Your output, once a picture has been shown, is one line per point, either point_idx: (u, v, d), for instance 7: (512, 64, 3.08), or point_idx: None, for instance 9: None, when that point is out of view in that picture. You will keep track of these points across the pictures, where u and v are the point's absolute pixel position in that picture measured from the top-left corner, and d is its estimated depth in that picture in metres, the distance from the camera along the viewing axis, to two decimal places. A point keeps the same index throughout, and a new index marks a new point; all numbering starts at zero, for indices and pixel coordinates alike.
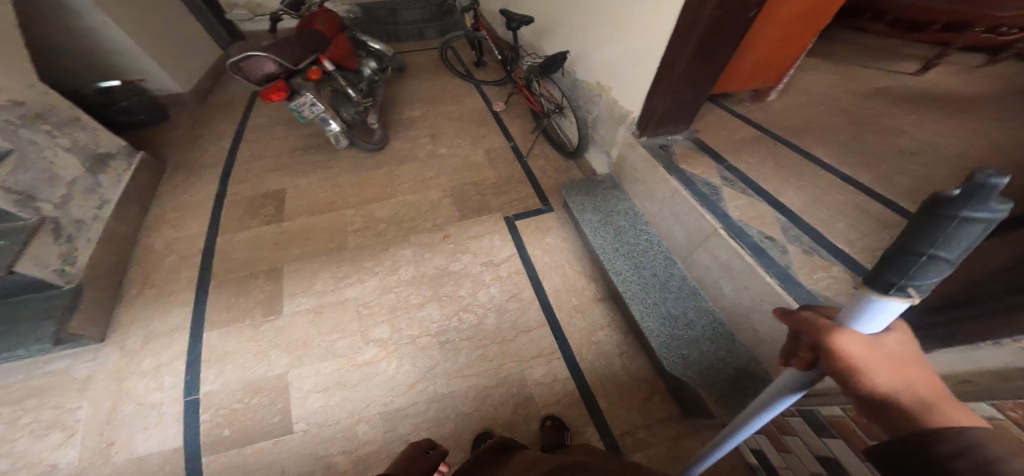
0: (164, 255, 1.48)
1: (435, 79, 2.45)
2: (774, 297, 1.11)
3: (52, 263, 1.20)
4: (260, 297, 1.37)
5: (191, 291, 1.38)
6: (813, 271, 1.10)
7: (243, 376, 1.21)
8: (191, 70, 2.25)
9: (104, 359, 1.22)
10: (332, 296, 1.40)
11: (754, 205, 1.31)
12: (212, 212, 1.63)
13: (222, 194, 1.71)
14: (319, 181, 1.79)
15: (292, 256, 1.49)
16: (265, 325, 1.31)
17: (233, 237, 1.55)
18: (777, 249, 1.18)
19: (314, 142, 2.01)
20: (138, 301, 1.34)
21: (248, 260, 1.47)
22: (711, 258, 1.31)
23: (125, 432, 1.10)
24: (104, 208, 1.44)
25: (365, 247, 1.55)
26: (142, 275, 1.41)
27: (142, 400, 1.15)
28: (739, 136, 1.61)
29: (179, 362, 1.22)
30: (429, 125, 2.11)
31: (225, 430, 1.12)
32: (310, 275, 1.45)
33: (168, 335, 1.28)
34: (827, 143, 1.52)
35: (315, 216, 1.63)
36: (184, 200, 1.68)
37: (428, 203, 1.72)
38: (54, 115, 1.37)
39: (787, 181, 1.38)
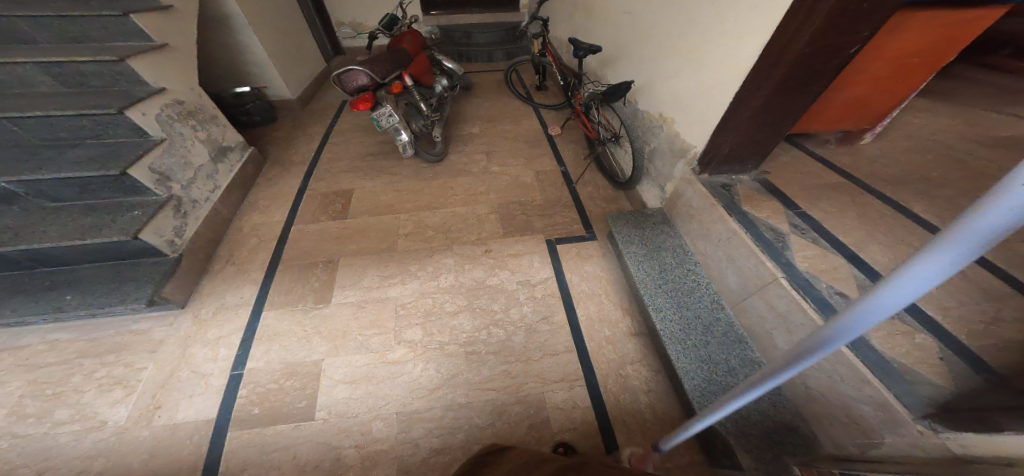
0: (249, 236, 1.66)
1: (497, 99, 2.55)
2: (837, 355, 0.96)
3: (166, 234, 1.42)
4: (316, 285, 1.50)
5: (262, 272, 1.53)
6: (890, 332, 0.94)
7: (286, 357, 1.32)
8: (301, 80, 2.56)
9: (179, 325, 1.39)
10: (376, 293, 1.48)
11: (828, 258, 1.20)
12: (292, 203, 1.82)
13: (303, 189, 1.89)
14: (383, 184, 1.93)
15: (348, 251, 1.61)
16: (314, 311, 1.43)
17: (304, 227, 1.70)
18: (849, 308, 1.06)
19: (384, 150, 2.18)
20: (221, 275, 1.52)
21: (313, 249, 1.62)
22: (767, 307, 1.22)
23: (171, 399, 1.23)
24: (215, 192, 1.66)
25: (411, 251, 1.63)
26: (228, 252, 1.60)
27: (196, 368, 1.29)
28: (819, 181, 1.49)
29: (236, 337, 1.36)
30: (486, 142, 2.19)
31: (254, 408, 1.22)
32: (360, 270, 1.55)
33: (234, 308, 1.43)
34: (932, 197, 1.35)
35: (373, 216, 1.75)
36: (272, 190, 1.88)
37: (475, 216, 1.78)
38: (202, 113, 1.64)
39: (871, 236, 1.25)
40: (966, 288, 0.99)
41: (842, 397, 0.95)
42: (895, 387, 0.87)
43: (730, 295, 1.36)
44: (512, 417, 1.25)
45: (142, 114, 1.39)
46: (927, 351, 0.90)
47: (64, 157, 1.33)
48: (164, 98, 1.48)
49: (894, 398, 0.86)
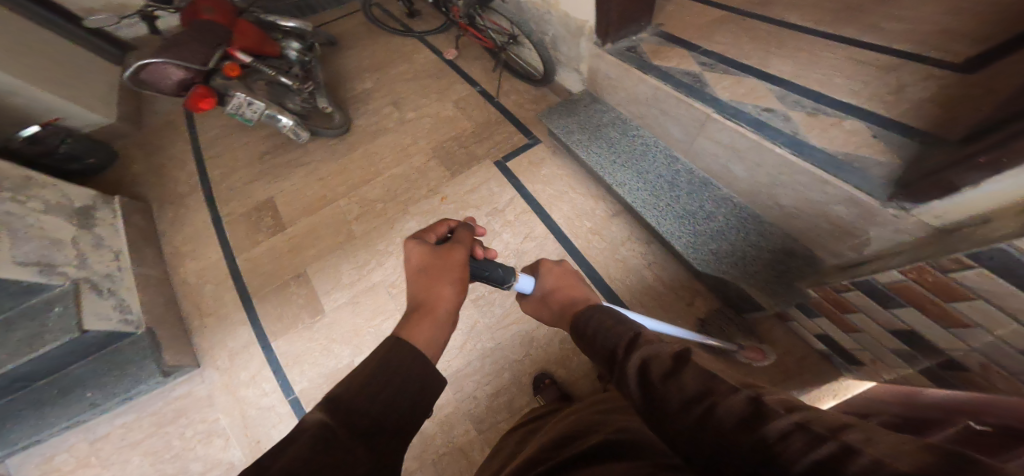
0: (202, 285, 1.53)
1: (374, 43, 2.29)
2: (791, 166, 1.14)
3: (112, 315, 1.24)
4: (301, 303, 1.42)
5: (241, 310, 1.44)
6: (823, 132, 1.14)
7: (322, 370, 1.30)
8: (109, 95, 1.99)
9: (212, 378, 1.35)
10: (361, 285, 1.42)
11: (742, 82, 1.32)
12: (219, 237, 1.63)
13: (218, 218, 1.69)
14: (303, 181, 1.75)
15: (311, 257, 1.51)
16: (316, 324, 1.38)
17: (250, 254, 1.57)
18: (779, 119, 1.21)
19: (280, 143, 1.91)
20: (206, 329, 1.43)
21: (272, 271, 1.51)
22: (714, 144, 1.33)
23: (263, 431, 1.25)
24: (121, 257, 1.41)
25: (373, 229, 1.55)
26: (195, 306, 1.48)
27: (258, 404, 1.29)
28: (706, 20, 1.57)
29: (267, 370, 1.33)
30: (387, 93, 2.00)
31: None
32: (334, 269, 1.47)
33: (246, 350, 1.38)
34: (799, 8, 1.50)
35: (312, 215, 1.62)
36: (189, 230, 1.68)
37: (415, 170, 1.69)
38: (6, 181, 1.22)
39: (769, 51, 1.39)
40: (867, 73, 1.24)
41: (817, 204, 1.13)
42: (851, 179, 1.03)
43: (681, 148, 1.47)
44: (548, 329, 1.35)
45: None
46: (860, 135, 1.10)
47: None
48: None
49: (855, 191, 1.02)
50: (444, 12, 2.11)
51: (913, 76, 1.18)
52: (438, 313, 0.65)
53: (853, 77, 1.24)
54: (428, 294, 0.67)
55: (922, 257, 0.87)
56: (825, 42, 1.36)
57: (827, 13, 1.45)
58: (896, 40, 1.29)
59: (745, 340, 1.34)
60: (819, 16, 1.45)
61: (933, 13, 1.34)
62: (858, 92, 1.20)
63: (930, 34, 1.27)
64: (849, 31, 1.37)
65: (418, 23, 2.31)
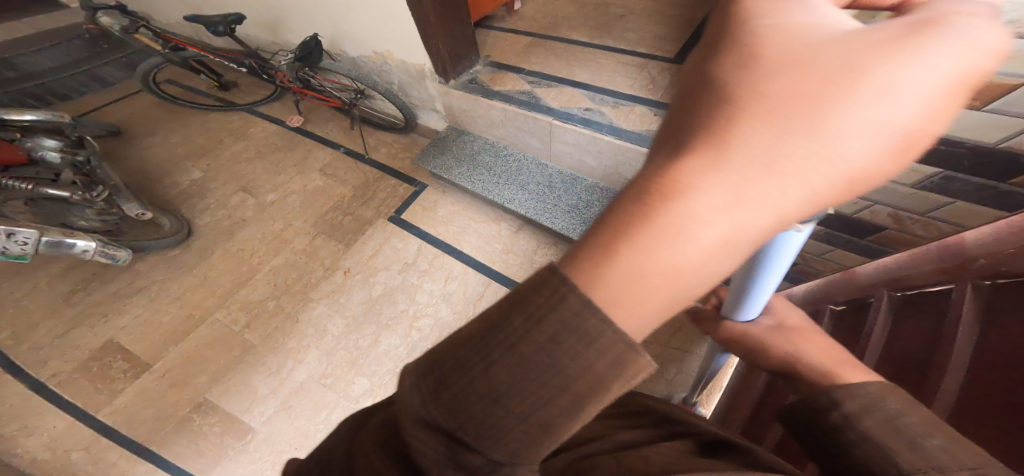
0: None
1: (182, 126, 1.95)
2: (620, 148, 1.38)
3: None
4: (219, 429, 1.16)
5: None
6: (628, 117, 1.43)
7: None
8: None
9: None
10: (289, 386, 1.23)
11: (563, 91, 1.56)
12: (24, 427, 1.16)
13: (7, 410, 1.19)
14: (143, 309, 1.38)
15: (203, 385, 1.23)
16: (249, 446, 1.14)
17: (91, 430, 1.15)
18: (597, 115, 1.45)
19: (86, 277, 1.45)
20: None
21: (138, 434, 1.15)
22: (565, 145, 1.53)
23: None
24: None
25: (270, 332, 1.33)
26: None
27: None
28: (518, 46, 1.80)
29: None
30: (230, 178, 1.73)
31: None
32: (244, 385, 1.23)
33: None
34: (576, 27, 1.84)
35: (179, 346, 1.30)
36: None
37: (303, 253, 1.50)
38: None
39: (572, 66, 1.66)
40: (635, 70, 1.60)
41: None
42: None
43: (544, 155, 1.65)
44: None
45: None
46: (650, 116, 1.41)
47: None
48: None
49: None
50: (270, 79, 1.96)
51: (658, 69, 1.58)
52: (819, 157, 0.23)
53: (625, 77, 1.58)
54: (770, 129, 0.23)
55: None
56: (598, 52, 1.70)
57: (595, 29, 1.81)
58: (646, 43, 1.69)
59: None
60: (591, 32, 1.80)
61: (647, 25, 1.78)
62: (635, 86, 1.53)
63: (660, 37, 1.71)
64: (610, 42, 1.73)
65: (239, 95, 2.08)
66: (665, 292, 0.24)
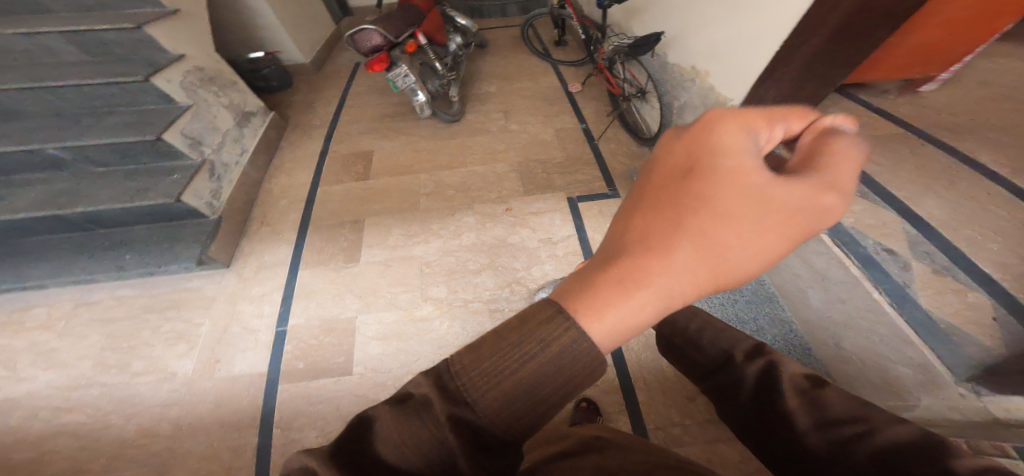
0: (278, 199, 1.60)
1: (513, 57, 2.50)
2: (880, 314, 0.91)
3: (204, 197, 1.39)
4: (344, 245, 1.39)
5: (295, 232, 1.45)
6: (939, 294, 0.86)
7: (323, 314, 1.21)
8: (313, 41, 2.51)
9: (226, 282, 1.31)
10: (400, 252, 1.36)
11: (879, 212, 1.03)
12: (317, 165, 1.74)
13: (325, 152, 1.82)
14: (400, 145, 1.83)
15: (372, 211, 1.51)
16: (345, 270, 1.31)
17: (330, 189, 1.62)
18: (896, 264, 0.93)
19: (401, 111, 2.06)
20: (258, 235, 1.45)
21: (337, 210, 1.52)
22: (800, 263, 1.10)
23: (227, 354, 1.14)
24: (244, 155, 1.63)
25: (434, 211, 1.51)
26: (262, 214, 1.54)
27: (245, 324, 1.20)
28: (871, 117, 1.31)
29: (277, 294, 1.26)
30: (501, 102, 2.13)
31: (299, 363, 1.11)
32: (385, 230, 1.44)
33: (273, 267, 1.33)
34: (1002, 132, 1.16)
35: (393, 177, 1.65)
36: (298, 153, 1.83)
37: (495, 174, 1.67)
38: (221, 79, 1.59)
39: (947, 177, 1.07)
40: None
41: (877, 360, 0.91)
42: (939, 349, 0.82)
43: None
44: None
45: (165, 81, 1.35)
46: (980, 312, 0.82)
47: (103, 124, 1.31)
48: (186, 64, 1.44)
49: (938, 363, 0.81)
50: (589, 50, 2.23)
51: None
52: (733, 252, 0.43)
53: None
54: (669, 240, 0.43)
55: (985, 436, 0.72)
56: None
57: None
58: None
59: (722, 452, 1.03)
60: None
61: None
62: None
63: None
64: None
65: (557, 52, 2.51)
66: (654, 314, 0.42)
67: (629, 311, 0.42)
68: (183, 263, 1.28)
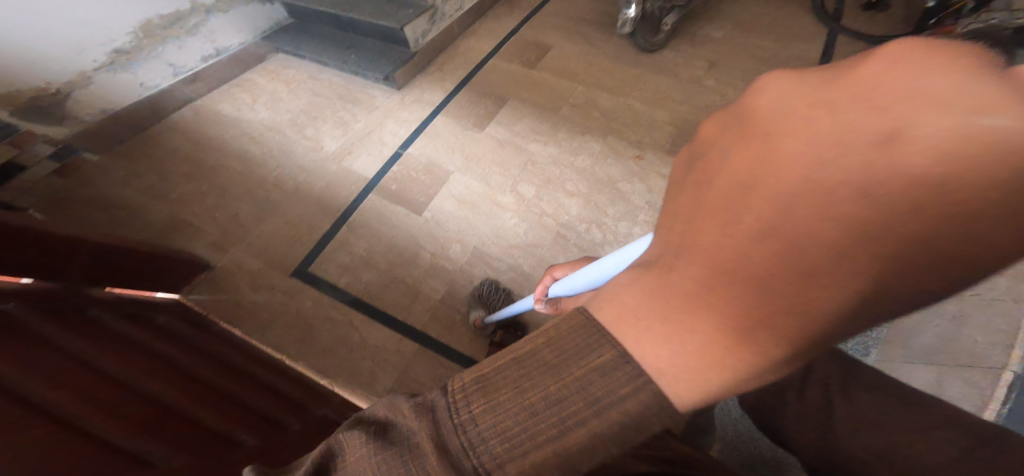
0: (457, 56, 1.70)
1: None
2: None
3: (417, 35, 1.54)
4: (479, 113, 1.48)
5: (454, 84, 1.58)
6: None
7: (432, 157, 1.36)
8: None
9: (388, 98, 1.53)
10: (518, 142, 1.42)
11: None
12: (501, 39, 1.78)
13: (513, 32, 1.82)
14: (579, 50, 1.77)
15: (518, 96, 1.56)
16: (469, 132, 1.43)
17: (498, 65, 1.67)
18: None
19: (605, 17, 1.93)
20: (428, 77, 1.61)
21: (493, 82, 1.60)
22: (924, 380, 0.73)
23: (359, 150, 1.37)
24: (461, 11, 1.73)
25: (569, 125, 1.49)
26: (442, 62, 1.67)
27: (382, 137, 1.40)
28: None
29: (412, 125, 1.43)
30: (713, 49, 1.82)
31: (392, 185, 1.28)
32: (519, 117, 1.49)
33: (421, 102, 1.51)
34: None
35: (555, 77, 1.64)
36: (497, 24, 1.85)
37: (649, 119, 1.53)
38: None
39: None
40: None
41: None
42: None
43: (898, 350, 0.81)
44: (526, 284, 1.15)
45: None
46: None
47: None
48: None
49: None
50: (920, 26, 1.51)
51: None
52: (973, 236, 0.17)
53: None
54: (775, 263, 0.20)
55: None
56: None
57: None
58: None
59: None
60: None
61: None
62: None
63: None
64: None
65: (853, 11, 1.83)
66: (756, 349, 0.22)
67: (689, 360, 0.22)
68: (375, 74, 1.50)
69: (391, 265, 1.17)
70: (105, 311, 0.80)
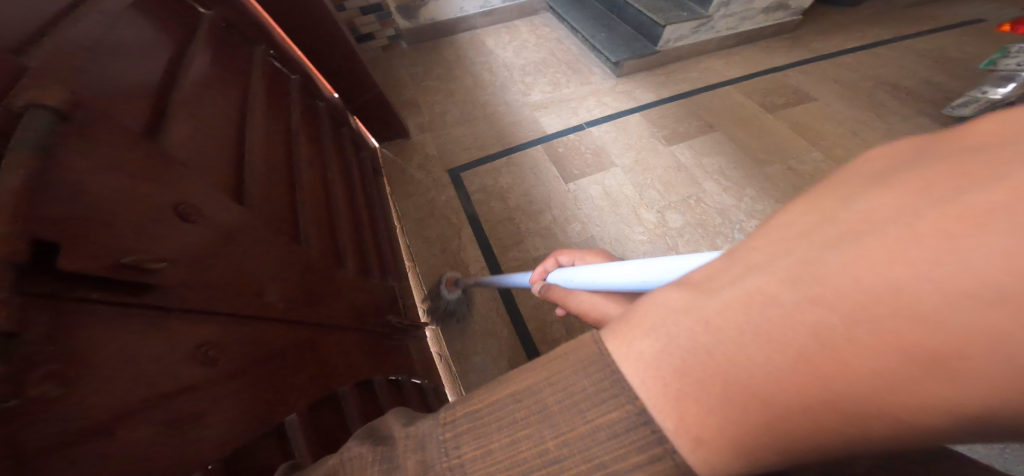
0: (694, 70, 1.65)
1: None
2: None
3: (674, 37, 1.56)
4: (679, 131, 1.44)
5: (670, 94, 1.56)
6: None
7: (608, 145, 1.40)
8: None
9: (604, 81, 1.59)
10: (698, 172, 1.32)
11: None
12: (752, 74, 1.64)
13: (772, 70, 1.65)
14: (843, 118, 1.47)
15: (731, 133, 1.43)
16: (657, 143, 1.40)
17: (729, 95, 1.56)
18: None
19: (907, 97, 1.53)
20: (653, 78, 1.62)
21: (713, 110, 1.51)
22: None
23: (552, 109, 1.46)
24: (729, 32, 1.67)
25: (770, 181, 1.29)
26: (675, 69, 1.66)
27: (580, 109, 1.48)
28: None
29: (607, 110, 1.49)
30: None
31: (560, 148, 1.37)
32: (717, 151, 1.38)
33: (630, 98, 1.54)
34: None
35: (789, 132, 1.43)
36: (758, 57, 1.72)
37: None
38: None
39: None
40: None
41: None
42: None
43: None
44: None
45: None
46: None
47: None
48: None
49: None
50: None
51: None
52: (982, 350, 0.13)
53: None
54: (740, 339, 0.18)
55: None
56: None
57: None
58: None
59: None
60: None
61: None
62: None
63: None
64: None
65: None
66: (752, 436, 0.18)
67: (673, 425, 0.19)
68: (609, 55, 1.58)
69: (518, 209, 1.26)
70: (350, 134, 1.17)
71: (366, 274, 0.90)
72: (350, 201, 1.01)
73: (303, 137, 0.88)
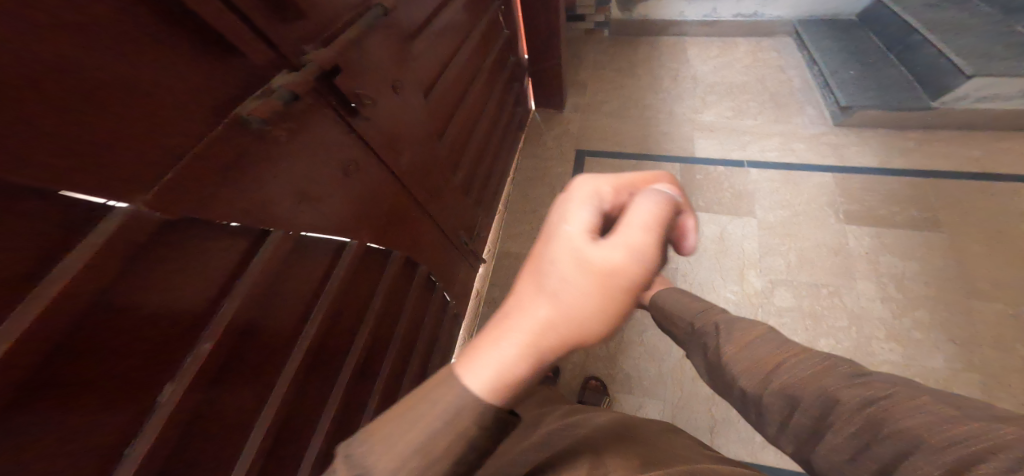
0: (970, 148, 1.18)
1: None
2: None
3: (975, 96, 1.14)
4: (877, 210, 1.09)
5: (902, 165, 1.17)
6: None
7: (762, 193, 1.19)
8: None
9: (813, 124, 1.32)
10: (864, 266, 1.01)
11: None
12: None
13: None
14: None
15: (962, 242, 1.01)
16: (829, 213, 1.12)
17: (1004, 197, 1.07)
18: None
19: None
20: (889, 139, 1.24)
21: (959, 205, 1.07)
22: None
23: (717, 135, 1.33)
24: None
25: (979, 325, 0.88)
26: (943, 137, 1.22)
27: (755, 145, 1.29)
28: None
29: (789, 157, 1.25)
30: None
31: (698, 175, 1.25)
32: (917, 253, 1.00)
33: (835, 152, 1.24)
34: None
35: None
36: None
37: None
38: None
39: None
40: None
41: None
42: None
43: None
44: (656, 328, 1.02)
45: None
46: None
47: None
48: None
49: None
50: None
51: None
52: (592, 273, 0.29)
53: None
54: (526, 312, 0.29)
55: None
56: None
57: None
58: None
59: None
60: None
61: None
62: None
63: None
64: None
65: None
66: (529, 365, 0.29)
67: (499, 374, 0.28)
68: (840, 96, 1.28)
69: None
70: (518, 90, 1.35)
71: (467, 194, 1.06)
72: (487, 138, 1.19)
73: (485, 77, 1.11)
